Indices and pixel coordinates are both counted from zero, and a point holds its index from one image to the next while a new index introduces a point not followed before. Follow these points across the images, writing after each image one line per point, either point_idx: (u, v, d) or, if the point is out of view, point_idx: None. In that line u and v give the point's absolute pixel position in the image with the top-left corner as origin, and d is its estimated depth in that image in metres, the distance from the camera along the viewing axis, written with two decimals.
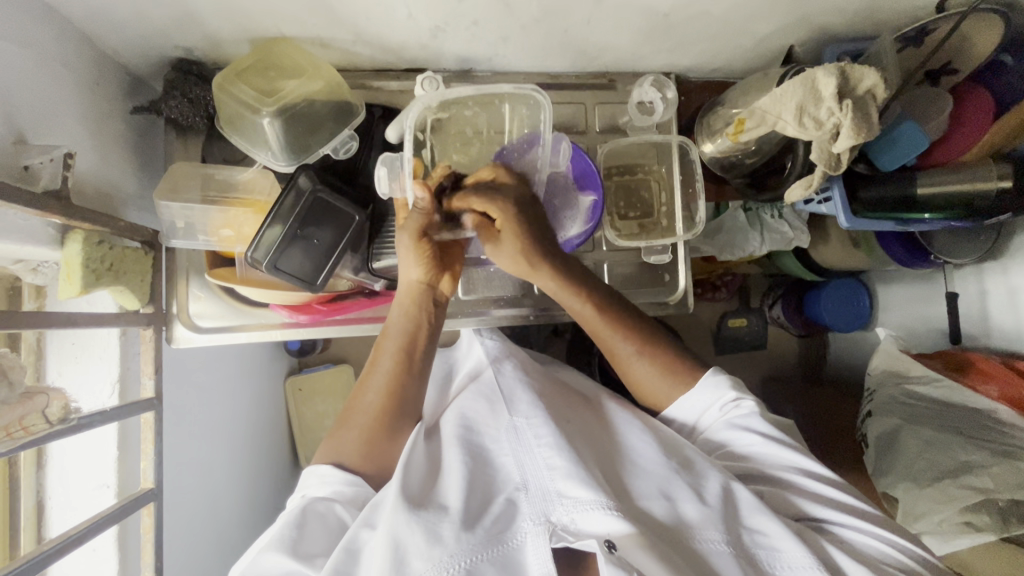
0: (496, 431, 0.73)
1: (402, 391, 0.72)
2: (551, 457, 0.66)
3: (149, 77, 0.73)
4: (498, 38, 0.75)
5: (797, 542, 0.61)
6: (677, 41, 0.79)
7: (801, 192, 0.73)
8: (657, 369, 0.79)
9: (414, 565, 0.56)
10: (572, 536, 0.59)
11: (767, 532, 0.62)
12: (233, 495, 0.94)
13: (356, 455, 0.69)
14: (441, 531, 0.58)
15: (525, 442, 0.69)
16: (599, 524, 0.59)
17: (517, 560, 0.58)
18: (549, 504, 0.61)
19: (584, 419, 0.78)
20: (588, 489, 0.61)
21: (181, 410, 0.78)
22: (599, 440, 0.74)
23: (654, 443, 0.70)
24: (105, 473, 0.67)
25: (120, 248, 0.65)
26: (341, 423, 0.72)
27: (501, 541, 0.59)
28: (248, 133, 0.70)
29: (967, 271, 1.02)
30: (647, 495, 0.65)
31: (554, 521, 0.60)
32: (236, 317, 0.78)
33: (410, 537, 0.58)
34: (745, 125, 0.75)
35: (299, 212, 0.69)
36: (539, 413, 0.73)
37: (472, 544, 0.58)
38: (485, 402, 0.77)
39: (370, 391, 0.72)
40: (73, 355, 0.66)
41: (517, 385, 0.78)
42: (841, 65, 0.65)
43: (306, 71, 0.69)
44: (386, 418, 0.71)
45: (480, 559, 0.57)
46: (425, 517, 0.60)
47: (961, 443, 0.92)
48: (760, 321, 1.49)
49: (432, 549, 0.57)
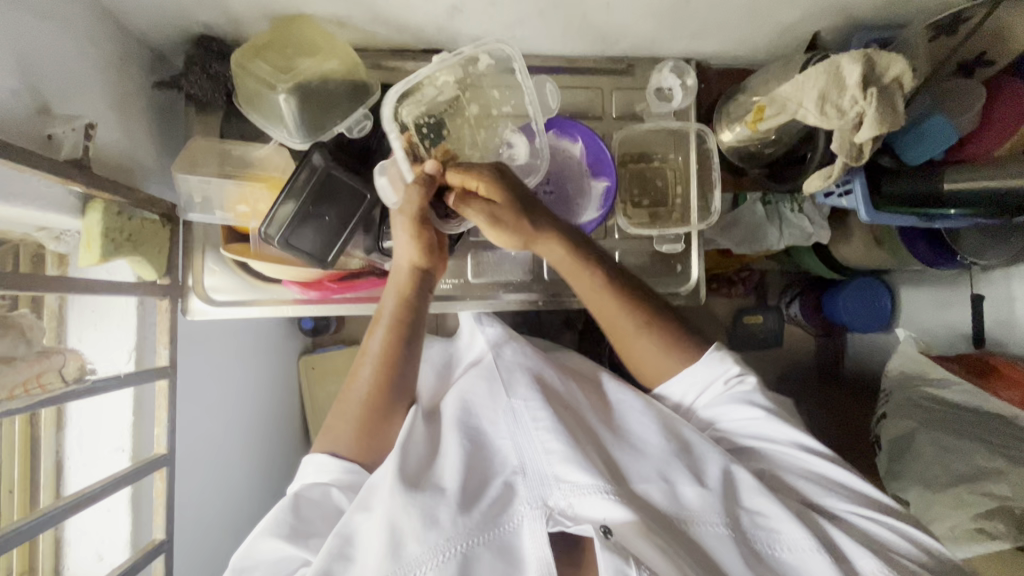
0: (494, 411, 0.72)
1: (395, 381, 0.72)
2: (549, 442, 0.65)
3: (171, 53, 0.74)
4: (516, 20, 0.74)
5: (798, 523, 0.61)
6: (698, 27, 0.77)
7: (819, 184, 0.72)
8: (664, 343, 0.75)
9: (409, 546, 0.58)
10: (569, 520, 0.60)
11: (768, 513, 0.62)
12: (243, 466, 0.96)
13: (352, 443, 0.69)
14: (438, 514, 0.60)
15: (524, 426, 0.68)
16: (596, 508, 0.60)
17: (512, 543, 0.60)
18: (546, 489, 0.62)
19: (586, 400, 0.77)
20: (586, 474, 0.61)
21: (194, 383, 0.80)
22: (601, 421, 0.74)
23: (656, 424, 0.70)
24: (120, 437, 0.69)
25: (139, 219, 0.67)
26: (336, 413, 0.71)
27: (497, 524, 0.60)
28: (264, 110, 0.71)
29: (996, 274, 1.00)
30: (646, 479, 0.65)
31: (551, 505, 0.61)
32: (250, 291, 0.79)
33: (406, 519, 0.59)
34: (765, 112, 0.74)
35: (311, 188, 0.69)
36: (538, 395, 0.72)
37: (469, 527, 0.59)
38: (485, 385, 0.76)
39: (360, 383, 0.72)
40: (92, 322, 0.69)
41: (517, 367, 0.77)
42: (867, 52, 0.63)
43: (323, 50, 0.71)
44: (382, 408, 0.71)
45: (477, 543, 0.59)
46: (422, 500, 0.61)
47: (979, 449, 0.90)
48: (777, 320, 1.45)
49: (428, 532, 0.58)
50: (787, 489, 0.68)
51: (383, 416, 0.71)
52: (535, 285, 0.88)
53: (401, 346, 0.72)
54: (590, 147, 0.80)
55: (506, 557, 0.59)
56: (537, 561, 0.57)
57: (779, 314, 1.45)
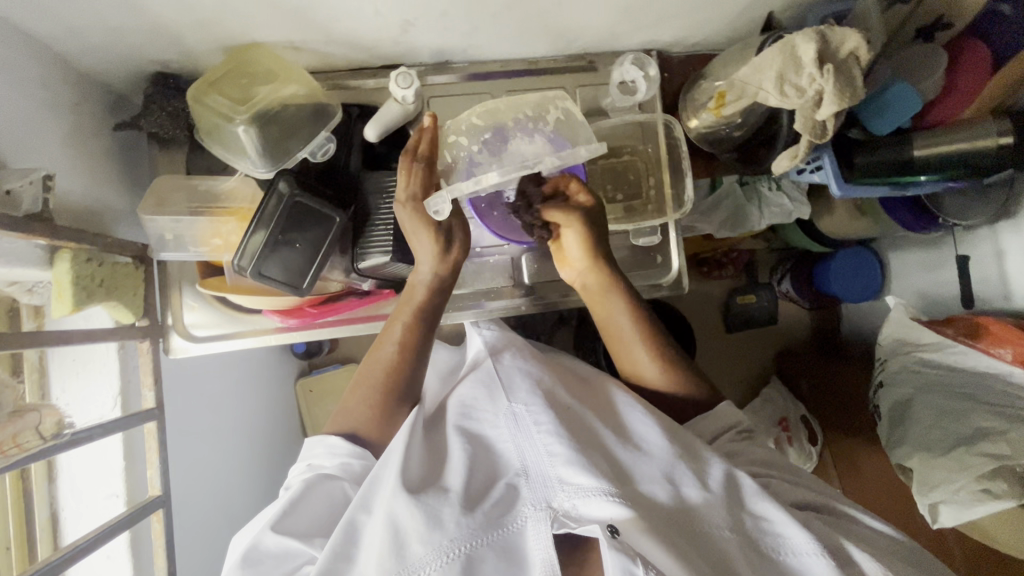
0: (495, 417, 0.72)
1: (410, 371, 0.73)
2: (553, 445, 0.65)
3: (129, 93, 0.74)
4: (471, 28, 0.74)
5: (802, 527, 0.62)
6: (655, 17, 0.77)
7: (787, 162, 0.72)
8: (653, 354, 0.80)
9: (413, 548, 0.57)
10: (574, 522, 0.59)
11: (772, 518, 0.63)
12: (248, 495, 0.96)
13: (367, 423, 0.71)
14: (442, 515, 0.58)
15: (526, 430, 0.68)
16: (600, 510, 0.59)
17: (517, 544, 0.58)
18: (550, 490, 0.61)
19: (589, 402, 0.76)
20: (589, 476, 0.60)
21: (187, 421, 0.80)
22: (603, 421, 0.73)
23: (657, 427, 0.70)
24: (114, 482, 0.70)
25: (110, 264, 0.67)
26: (351, 391, 0.73)
27: (500, 525, 0.59)
28: (226, 142, 0.70)
29: (980, 232, 1.00)
30: (649, 480, 0.64)
31: (556, 507, 0.59)
32: (232, 325, 0.78)
33: (410, 521, 0.58)
34: (725, 99, 0.74)
35: (281, 217, 0.68)
36: (540, 400, 0.72)
37: (472, 528, 0.58)
38: (485, 390, 0.76)
39: (378, 366, 0.73)
40: (74, 370, 0.68)
41: (518, 374, 0.76)
42: (821, 28, 0.63)
43: (279, 75, 0.70)
44: (393, 397, 0.72)
45: (480, 544, 0.57)
46: (426, 503, 0.60)
47: (976, 410, 0.90)
48: (770, 296, 1.50)
49: (432, 533, 0.57)
50: (783, 497, 0.70)
51: (398, 401, 0.72)
52: (517, 290, 0.88)
53: (417, 341, 0.74)
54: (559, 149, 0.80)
55: (510, 560, 0.57)
56: (542, 564, 0.55)
57: (772, 291, 1.50)
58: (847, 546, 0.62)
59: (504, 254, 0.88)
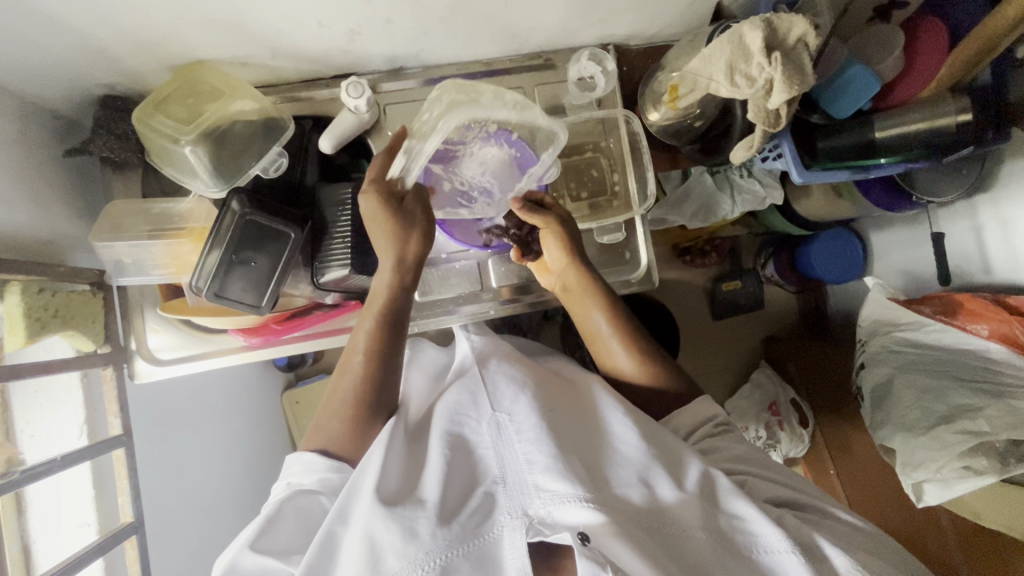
0: (477, 423, 0.69)
1: (378, 379, 0.71)
2: (532, 452, 0.63)
3: (76, 118, 0.73)
4: (419, 33, 0.73)
5: (773, 525, 0.62)
6: (606, 12, 0.76)
7: (745, 152, 0.72)
8: (623, 341, 0.82)
9: (388, 562, 0.56)
10: (548, 530, 0.58)
11: (744, 515, 0.63)
12: (235, 511, 0.96)
13: (342, 437, 0.70)
14: (418, 527, 0.58)
15: (506, 437, 0.66)
16: (575, 516, 0.58)
17: (492, 554, 0.57)
18: (527, 498, 0.60)
19: (569, 403, 0.75)
20: (566, 483, 0.59)
21: (159, 445, 0.80)
22: (584, 423, 0.71)
23: (637, 429, 0.68)
24: (85, 511, 0.70)
25: (64, 294, 0.66)
26: (324, 406, 0.72)
27: (476, 535, 0.58)
28: (175, 163, 0.69)
29: (958, 207, 0.99)
30: (626, 483, 0.64)
31: (532, 515, 0.59)
32: (195, 345, 0.78)
33: (386, 534, 0.58)
34: (678, 91, 0.74)
35: (233, 236, 0.68)
36: (522, 405, 0.70)
37: (448, 540, 0.57)
38: (468, 394, 0.73)
39: (347, 378, 0.71)
40: (38, 403, 0.65)
41: (501, 380, 0.74)
42: (767, 16, 0.62)
43: (224, 92, 0.69)
44: (363, 407, 0.70)
45: (455, 555, 0.56)
46: (401, 514, 0.59)
47: (955, 387, 0.90)
48: (755, 282, 1.51)
49: (408, 546, 0.56)
50: (758, 491, 0.69)
51: (369, 409, 0.71)
52: (488, 293, 0.88)
53: (383, 346, 0.72)
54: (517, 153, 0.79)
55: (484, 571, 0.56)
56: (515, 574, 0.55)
57: (757, 275, 1.51)
58: (818, 541, 0.63)
59: (470, 259, 0.87)
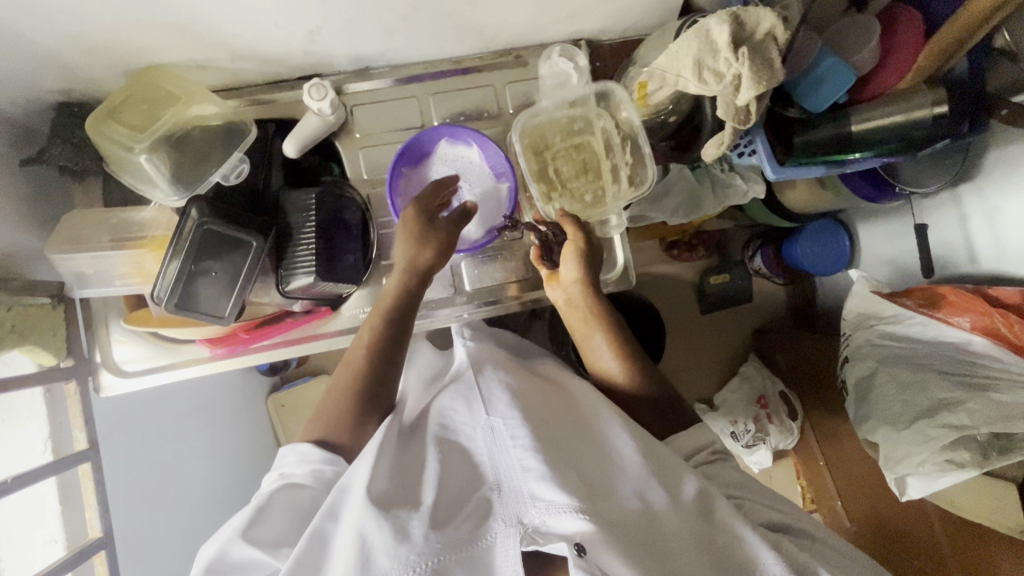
0: (472, 429, 0.69)
1: (380, 374, 0.72)
2: (527, 459, 0.61)
3: (34, 127, 0.71)
4: (382, 32, 0.71)
5: (771, 548, 0.59)
6: (574, 7, 0.74)
7: (716, 150, 0.70)
8: (624, 359, 0.79)
9: (378, 560, 0.54)
10: (541, 539, 0.56)
11: (743, 534, 0.60)
12: (218, 518, 0.95)
13: (341, 424, 0.69)
14: (410, 529, 0.56)
15: (501, 443, 0.65)
16: (568, 525, 0.56)
17: (484, 562, 0.56)
18: (521, 506, 0.58)
19: (561, 410, 0.73)
20: (561, 492, 0.57)
21: (131, 458, 0.79)
22: (578, 432, 0.69)
23: (634, 442, 0.66)
24: (52, 528, 0.68)
25: (22, 308, 0.65)
26: (324, 400, 0.72)
27: (469, 541, 0.56)
28: (132, 172, 0.68)
29: (943, 197, 0.98)
30: (623, 493, 0.61)
31: (526, 523, 0.57)
32: (163, 356, 0.77)
33: (377, 532, 0.56)
34: (648, 88, 0.72)
35: (190, 248, 0.66)
36: (518, 412, 0.68)
37: (440, 544, 0.55)
38: (464, 401, 0.73)
39: (350, 371, 0.72)
40: (0, 418, 0.63)
41: (497, 387, 0.73)
42: (733, 10, 0.60)
43: (180, 98, 0.68)
44: (363, 399, 0.71)
45: (447, 560, 0.54)
46: (395, 516, 0.57)
47: (936, 380, 0.89)
48: (743, 275, 1.47)
49: (399, 547, 0.54)
50: (756, 515, 0.66)
51: (368, 403, 0.71)
52: (465, 296, 0.87)
53: (386, 340, 0.73)
54: (490, 154, 0.79)
55: None
56: None
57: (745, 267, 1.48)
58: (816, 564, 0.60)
59: (444, 262, 0.86)
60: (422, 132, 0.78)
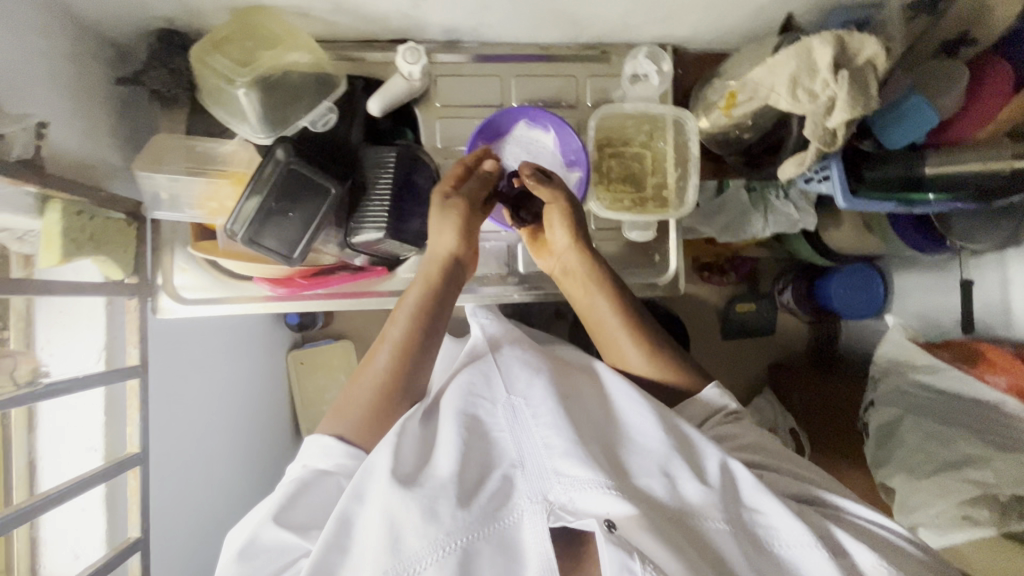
0: (490, 403, 0.68)
1: (410, 371, 0.69)
2: (550, 437, 0.62)
3: (132, 48, 0.73)
4: (481, 7, 0.72)
5: (797, 521, 0.60)
6: (671, 10, 0.75)
7: (794, 169, 0.71)
8: (658, 370, 0.76)
9: (407, 540, 0.55)
10: (570, 515, 0.57)
11: (766, 511, 0.61)
12: (232, 459, 0.97)
13: (362, 426, 0.66)
14: (438, 508, 0.56)
15: (523, 422, 0.65)
16: (597, 503, 0.57)
17: (513, 538, 0.57)
18: (546, 483, 0.59)
19: (580, 390, 0.72)
20: (586, 469, 0.58)
21: (171, 382, 0.80)
22: (597, 413, 0.70)
23: (654, 417, 0.66)
24: (93, 436, 0.70)
25: (101, 219, 0.67)
26: (346, 395, 0.69)
27: (496, 518, 0.57)
28: (227, 104, 0.71)
29: (987, 258, 0.98)
30: (646, 474, 0.62)
31: (551, 500, 0.58)
32: (221, 290, 0.79)
33: (405, 513, 0.56)
34: (736, 98, 0.73)
35: (275, 185, 0.68)
36: (536, 389, 0.69)
37: (468, 521, 0.56)
38: (481, 375, 0.72)
39: (376, 365, 0.69)
40: (61, 322, 0.67)
41: (515, 364, 0.73)
42: (839, 33, 0.61)
43: (283, 40, 0.69)
44: (392, 397, 0.68)
45: (476, 537, 0.56)
46: (419, 494, 0.58)
47: (964, 436, 0.89)
48: (770, 305, 1.48)
49: (428, 526, 0.55)
50: (779, 485, 0.67)
51: (396, 400, 0.68)
52: (511, 278, 0.88)
53: (419, 337, 0.70)
54: (565, 140, 0.80)
55: (508, 551, 0.56)
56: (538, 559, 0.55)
57: (772, 300, 1.48)
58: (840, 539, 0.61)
59: (501, 240, 0.88)
60: (504, 111, 0.79)
